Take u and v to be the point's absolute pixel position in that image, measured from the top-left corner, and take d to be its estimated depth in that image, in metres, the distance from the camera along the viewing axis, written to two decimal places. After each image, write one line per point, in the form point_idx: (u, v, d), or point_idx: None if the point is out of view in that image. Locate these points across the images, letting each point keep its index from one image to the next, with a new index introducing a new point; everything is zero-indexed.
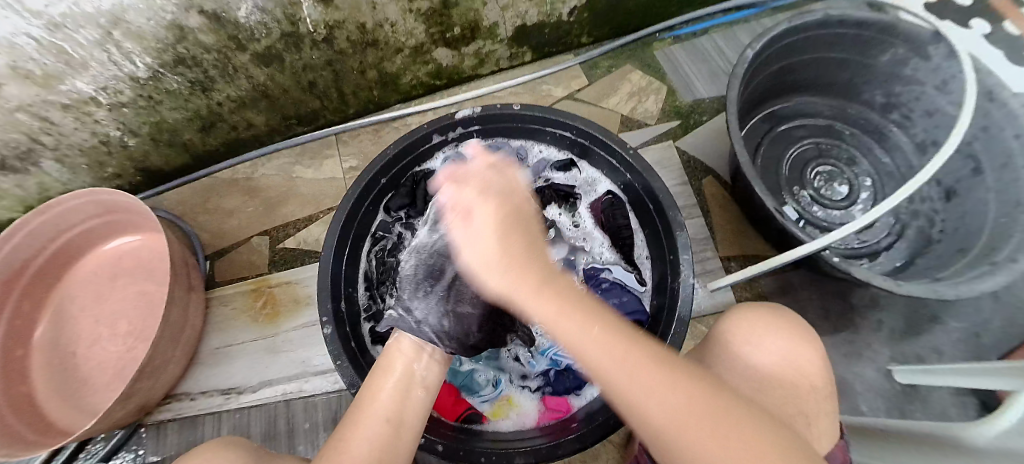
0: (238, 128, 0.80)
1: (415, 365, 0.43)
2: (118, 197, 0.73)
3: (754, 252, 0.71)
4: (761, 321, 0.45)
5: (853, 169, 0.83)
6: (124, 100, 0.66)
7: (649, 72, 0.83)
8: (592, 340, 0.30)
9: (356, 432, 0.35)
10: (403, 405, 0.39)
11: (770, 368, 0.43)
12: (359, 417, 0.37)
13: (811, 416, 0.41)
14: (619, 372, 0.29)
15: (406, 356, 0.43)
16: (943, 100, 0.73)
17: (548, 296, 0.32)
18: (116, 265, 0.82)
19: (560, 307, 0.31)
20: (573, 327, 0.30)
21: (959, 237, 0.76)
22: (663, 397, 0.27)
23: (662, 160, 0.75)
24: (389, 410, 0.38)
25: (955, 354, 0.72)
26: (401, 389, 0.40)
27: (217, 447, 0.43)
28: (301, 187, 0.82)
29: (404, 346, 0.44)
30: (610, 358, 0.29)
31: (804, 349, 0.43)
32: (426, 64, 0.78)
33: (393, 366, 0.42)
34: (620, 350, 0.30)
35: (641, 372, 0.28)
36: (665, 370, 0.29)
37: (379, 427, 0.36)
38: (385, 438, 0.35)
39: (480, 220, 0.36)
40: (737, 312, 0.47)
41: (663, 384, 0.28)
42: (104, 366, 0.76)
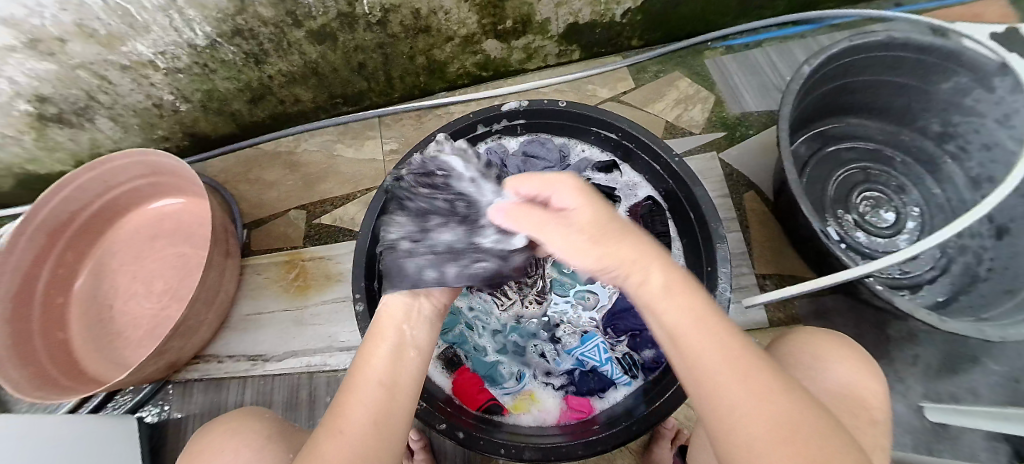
0: (285, 103, 0.82)
1: (415, 327, 0.39)
2: (166, 159, 0.76)
3: (792, 272, 0.69)
4: (822, 347, 0.45)
5: (901, 197, 0.80)
6: (180, 66, 0.68)
7: (698, 80, 0.81)
8: (697, 319, 0.30)
9: (350, 398, 0.33)
10: (397, 367, 0.35)
11: (837, 390, 0.41)
12: (352, 382, 0.34)
13: (875, 449, 0.38)
14: (714, 369, 0.27)
15: (402, 316, 0.39)
16: (1004, 133, 0.70)
17: (654, 278, 0.32)
18: (157, 225, 0.85)
19: (664, 295, 0.31)
20: (683, 313, 0.30)
21: (1008, 277, 0.73)
22: (757, 399, 0.26)
23: (704, 171, 0.74)
24: (384, 374, 0.34)
25: (993, 398, 0.69)
26: (397, 351, 0.36)
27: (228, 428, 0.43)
28: (341, 165, 0.83)
29: (397, 312, 0.40)
30: (711, 352, 0.28)
31: (866, 379, 0.42)
32: (474, 54, 0.78)
33: (386, 329, 0.38)
34: (726, 345, 0.29)
35: (735, 370, 0.27)
36: (767, 376, 0.27)
37: (376, 391, 0.33)
38: (383, 406, 0.32)
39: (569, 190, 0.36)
40: (801, 335, 0.47)
41: (764, 386, 0.27)
42: (138, 321, 0.79)
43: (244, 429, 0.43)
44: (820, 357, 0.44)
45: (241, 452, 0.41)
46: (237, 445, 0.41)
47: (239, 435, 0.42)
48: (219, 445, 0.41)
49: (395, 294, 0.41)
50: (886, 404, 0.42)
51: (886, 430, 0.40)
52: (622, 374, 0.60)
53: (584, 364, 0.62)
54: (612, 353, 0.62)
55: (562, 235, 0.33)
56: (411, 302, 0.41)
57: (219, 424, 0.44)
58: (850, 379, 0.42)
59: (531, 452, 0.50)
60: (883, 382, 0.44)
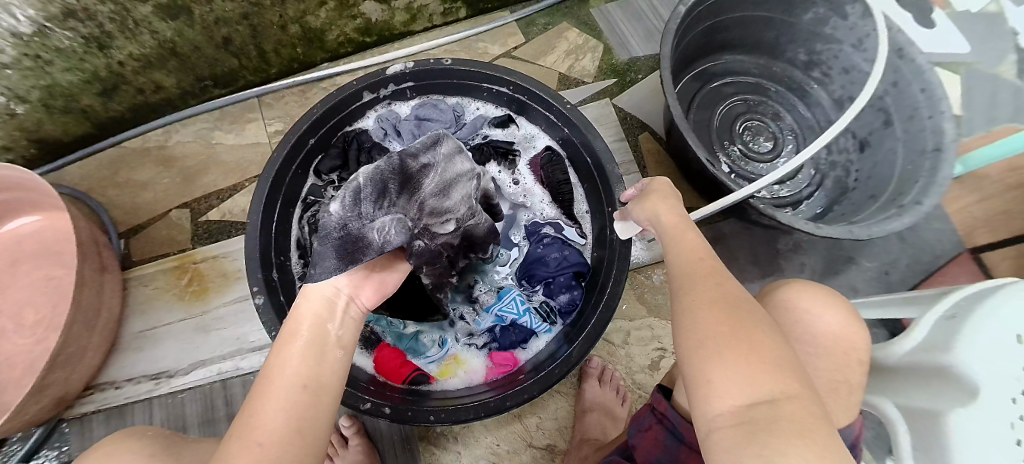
0: (146, 91, 0.72)
1: (328, 324, 0.37)
2: (7, 172, 0.65)
3: (687, 203, 0.74)
4: (815, 295, 0.44)
5: (778, 124, 0.87)
6: (5, 60, 0.56)
7: (586, 29, 0.82)
8: (681, 245, 0.35)
9: (266, 399, 0.30)
10: (319, 366, 0.34)
11: (827, 334, 0.43)
12: (265, 386, 0.31)
13: (852, 386, 0.42)
14: (696, 296, 0.30)
15: (314, 318, 0.37)
16: (858, 57, 0.77)
17: (675, 221, 0.38)
18: (14, 250, 0.74)
19: (678, 228, 0.37)
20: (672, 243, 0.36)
21: (870, 185, 0.82)
22: (712, 291, 0.30)
23: (600, 117, 0.76)
24: (303, 373, 0.32)
25: (867, 291, 0.80)
26: (314, 348, 0.34)
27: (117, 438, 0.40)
28: (223, 154, 0.77)
29: (314, 307, 0.38)
30: (692, 261, 0.33)
31: (851, 326, 0.44)
32: (353, 19, 0.73)
33: (299, 328, 0.36)
34: (699, 258, 0.33)
35: (705, 281, 0.30)
36: (731, 283, 0.31)
37: (294, 393, 0.31)
38: (302, 405, 0.30)
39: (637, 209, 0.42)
40: (805, 283, 0.46)
41: (715, 283, 0.30)
42: (12, 361, 0.69)
43: (123, 451, 0.38)
44: (822, 303, 0.43)
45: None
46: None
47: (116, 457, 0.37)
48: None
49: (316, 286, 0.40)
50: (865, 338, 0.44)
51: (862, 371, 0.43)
52: (541, 322, 0.61)
53: (503, 319, 0.62)
54: (530, 304, 0.62)
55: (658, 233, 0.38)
56: (329, 298, 0.39)
57: (97, 448, 0.39)
58: (838, 324, 0.43)
59: (467, 413, 0.50)
60: (864, 327, 0.45)
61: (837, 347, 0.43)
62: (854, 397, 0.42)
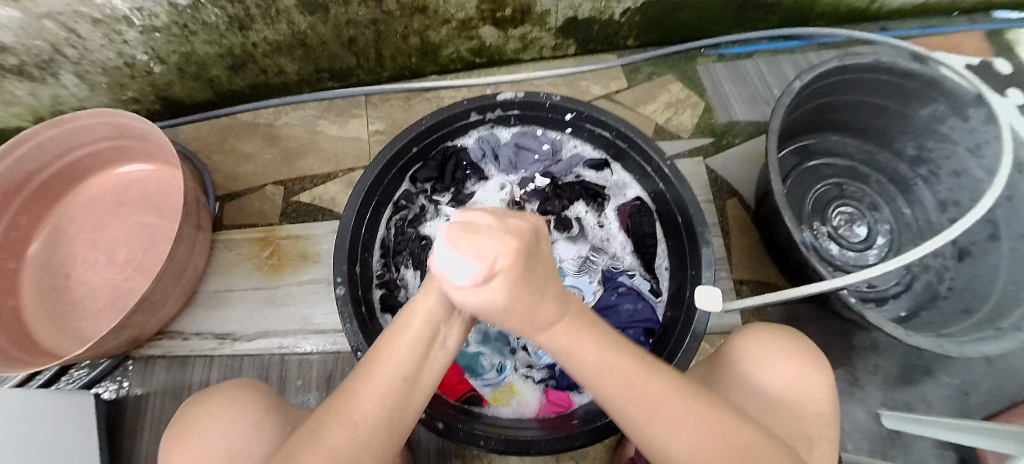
0: (268, 73, 0.78)
1: (445, 327, 0.36)
2: (135, 122, 0.71)
3: (766, 279, 0.71)
4: (762, 351, 0.47)
5: (874, 214, 0.83)
6: (158, 24, 0.64)
7: (689, 85, 0.83)
8: (607, 376, 0.32)
9: (367, 386, 0.31)
10: (422, 365, 0.34)
11: (784, 387, 0.45)
12: (370, 371, 0.32)
13: (813, 440, 0.43)
14: (648, 417, 0.31)
15: (431, 312, 0.35)
16: (973, 162, 0.74)
17: (562, 332, 0.33)
18: (122, 193, 0.80)
19: (576, 341, 0.33)
20: (590, 367, 0.32)
21: (965, 297, 0.77)
22: (687, 434, 0.30)
23: (691, 175, 0.75)
24: (406, 367, 0.33)
25: (942, 409, 0.73)
26: (422, 347, 0.34)
27: (233, 390, 0.44)
28: (324, 142, 0.81)
29: (433, 302, 0.35)
30: (623, 386, 0.32)
31: (812, 375, 0.46)
32: (470, 40, 0.77)
33: (412, 321, 0.35)
34: (625, 375, 0.32)
35: (664, 422, 0.30)
36: (687, 408, 0.31)
37: (394, 384, 0.32)
38: (396, 397, 0.31)
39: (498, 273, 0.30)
40: (744, 338, 0.49)
41: (680, 412, 0.31)
42: (97, 292, 0.74)
43: (245, 399, 0.43)
44: (765, 357, 0.47)
45: (238, 422, 0.41)
46: (233, 415, 0.41)
47: (238, 404, 0.42)
48: (215, 412, 0.41)
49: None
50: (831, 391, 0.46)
51: (827, 423, 0.44)
52: None
53: None
54: None
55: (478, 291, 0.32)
56: (448, 302, 0.36)
57: (222, 387, 0.44)
58: (793, 373, 0.45)
59: (495, 443, 0.49)
60: (828, 372, 0.47)
61: (795, 397, 0.45)
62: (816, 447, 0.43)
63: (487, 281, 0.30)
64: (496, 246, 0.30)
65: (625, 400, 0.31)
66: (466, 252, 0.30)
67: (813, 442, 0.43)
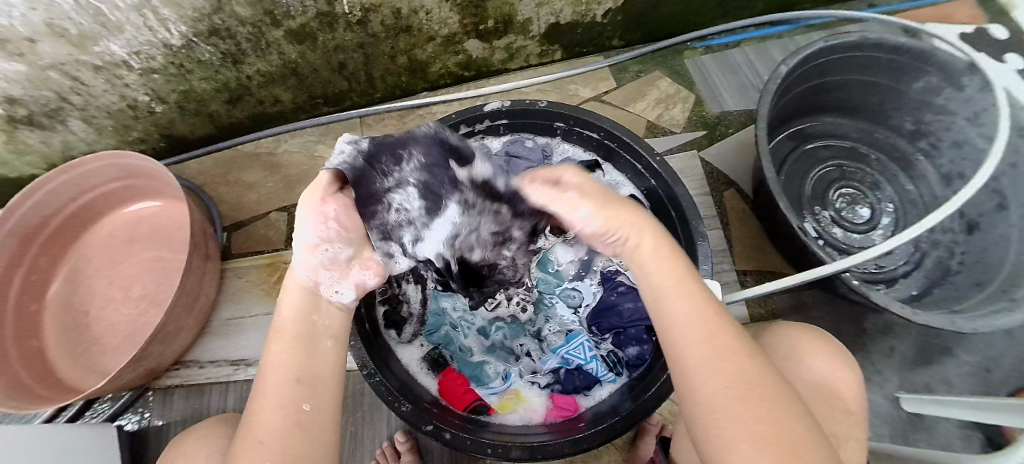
0: (264, 103, 0.80)
1: (315, 317, 0.38)
2: (140, 160, 0.74)
3: (770, 268, 0.71)
4: (802, 341, 0.47)
5: (876, 193, 0.83)
6: (155, 66, 0.66)
7: (679, 80, 0.83)
8: (679, 298, 0.34)
9: (261, 402, 0.32)
10: (314, 361, 0.35)
11: (822, 380, 0.44)
12: (263, 388, 0.33)
13: (841, 440, 0.41)
14: (699, 339, 0.31)
15: (296, 310, 0.38)
16: (973, 131, 0.73)
17: (662, 256, 0.37)
18: (133, 230, 0.83)
19: (668, 269, 0.36)
20: (666, 285, 0.35)
21: (978, 270, 0.75)
22: (722, 364, 0.30)
23: (685, 169, 0.76)
24: (290, 369, 0.34)
25: (964, 388, 0.72)
26: (301, 344, 0.36)
27: (207, 430, 0.44)
28: (323, 166, 0.83)
29: (291, 303, 0.38)
30: (692, 316, 0.33)
31: (842, 375, 0.45)
32: (456, 54, 0.78)
33: (287, 329, 0.36)
34: (703, 311, 0.33)
35: (719, 354, 0.30)
36: (742, 347, 0.31)
37: (291, 388, 0.33)
38: (299, 398, 0.33)
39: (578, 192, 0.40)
40: (784, 329, 0.49)
41: (727, 348, 0.31)
42: (115, 328, 0.77)
43: (218, 435, 0.43)
44: (799, 350, 0.46)
45: (213, 457, 0.41)
46: (208, 451, 0.41)
47: (212, 440, 0.43)
48: (193, 453, 0.42)
49: (292, 271, 0.39)
50: (859, 394, 0.45)
51: (850, 423, 0.43)
52: (607, 371, 0.60)
53: (569, 362, 0.62)
54: (597, 351, 0.62)
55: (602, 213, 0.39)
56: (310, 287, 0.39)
57: (199, 431, 0.45)
58: (826, 372, 0.45)
59: (517, 451, 0.50)
60: (857, 372, 0.47)
61: (826, 394, 0.44)
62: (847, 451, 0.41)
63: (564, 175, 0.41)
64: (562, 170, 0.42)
65: (680, 335, 0.32)
66: (537, 179, 0.42)
67: (842, 438, 0.41)
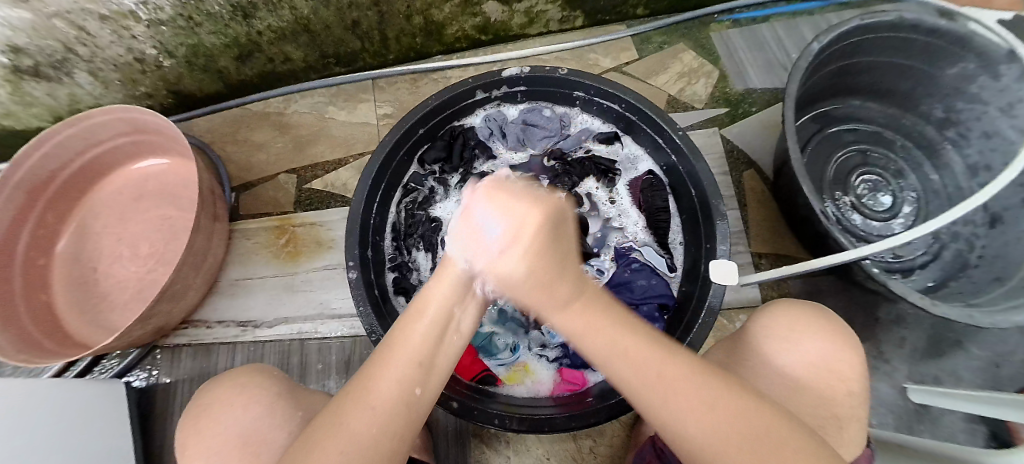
0: (274, 61, 0.78)
1: (456, 309, 0.34)
2: (148, 116, 0.72)
3: (787, 253, 0.69)
4: (804, 321, 0.45)
5: (899, 181, 0.81)
6: (163, 17, 0.64)
7: (703, 53, 0.80)
8: (626, 356, 0.30)
9: (385, 370, 0.31)
10: (438, 350, 0.33)
11: (820, 366, 0.43)
12: (384, 354, 0.32)
13: (842, 421, 0.41)
14: (659, 398, 0.29)
15: (445, 297, 0.34)
16: (1005, 122, 0.69)
17: (578, 313, 0.32)
18: (141, 187, 0.82)
19: (591, 323, 0.31)
20: (605, 354, 0.31)
21: (997, 265, 0.74)
22: (712, 424, 0.28)
23: (706, 146, 0.73)
24: (420, 352, 0.32)
25: (973, 382, 0.71)
26: (435, 334, 0.33)
27: (241, 376, 0.44)
28: (333, 128, 0.81)
29: (441, 287, 0.34)
30: (645, 378, 0.29)
31: (849, 353, 0.43)
32: (474, 16, 0.75)
33: (425, 308, 0.33)
34: (653, 365, 0.30)
35: (701, 413, 0.28)
36: (712, 397, 0.28)
37: (410, 369, 0.31)
38: (413, 383, 0.31)
39: (518, 244, 0.30)
40: (781, 307, 0.47)
41: (701, 403, 0.28)
42: (123, 285, 0.77)
43: (251, 383, 0.43)
44: (802, 330, 0.44)
45: (249, 408, 0.42)
46: (247, 402, 0.42)
47: (246, 389, 0.43)
48: (230, 400, 0.42)
49: (451, 256, 0.34)
50: (864, 372, 0.43)
51: (858, 402, 0.42)
52: None
53: None
54: None
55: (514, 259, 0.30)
56: (465, 279, 0.34)
57: (228, 376, 0.45)
58: (829, 354, 0.43)
59: (517, 422, 0.49)
60: (859, 348, 0.44)
61: (829, 376, 0.42)
62: (847, 433, 0.41)
63: (510, 246, 0.30)
64: (526, 214, 0.31)
65: (641, 388, 0.29)
66: (495, 211, 0.31)
67: (842, 419, 0.41)
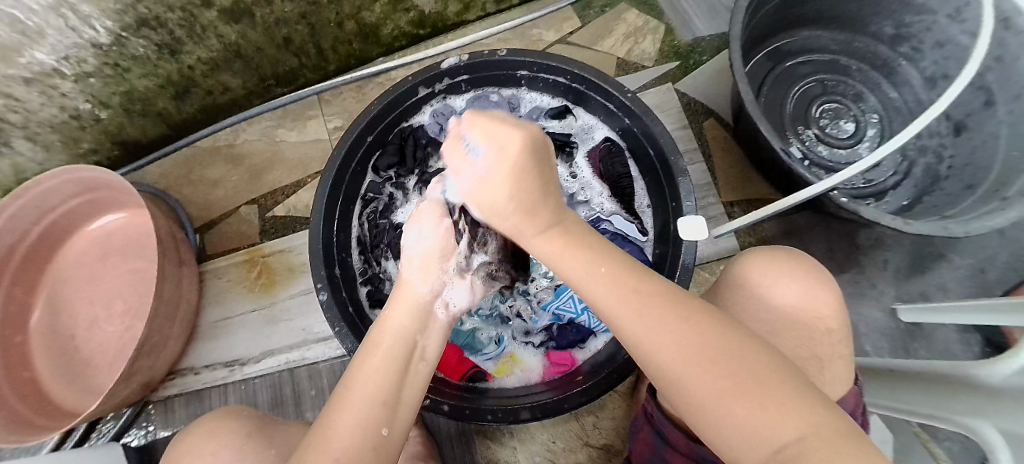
0: (214, 93, 0.76)
1: (419, 337, 0.36)
2: (98, 173, 0.71)
3: (757, 196, 0.69)
4: (770, 266, 0.44)
5: (860, 105, 0.80)
6: (89, 69, 0.62)
7: (645, 10, 0.79)
8: (603, 275, 0.30)
9: (346, 411, 0.30)
10: (402, 383, 0.33)
11: (788, 308, 0.42)
12: (343, 396, 0.31)
13: (822, 360, 0.41)
14: (631, 315, 0.29)
15: (402, 326, 0.35)
16: (955, 28, 0.69)
17: (557, 238, 0.32)
18: (104, 245, 0.80)
19: (568, 247, 0.32)
20: (583, 276, 0.31)
21: (968, 173, 0.74)
22: (673, 338, 0.27)
23: (661, 104, 0.73)
24: (381, 389, 0.31)
25: (960, 292, 0.72)
26: (396, 365, 0.33)
27: (208, 424, 0.43)
28: (287, 151, 0.80)
29: (397, 320, 0.35)
30: (620, 294, 0.29)
31: (814, 292, 0.42)
32: (407, 12, 0.74)
33: (383, 339, 0.34)
34: (629, 283, 0.30)
35: (669, 324, 0.27)
36: (674, 307, 0.28)
37: (375, 407, 0.30)
38: (379, 420, 0.30)
39: (505, 156, 0.30)
40: (748, 255, 0.46)
41: (668, 314, 0.28)
42: (106, 346, 0.75)
43: (219, 429, 0.43)
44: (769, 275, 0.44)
45: (220, 453, 0.41)
46: (217, 447, 0.41)
47: (215, 435, 0.42)
48: (196, 449, 0.41)
49: (408, 281, 0.38)
50: (841, 310, 0.43)
51: (838, 340, 0.42)
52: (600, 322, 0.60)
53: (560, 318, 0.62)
54: None
55: (497, 173, 0.31)
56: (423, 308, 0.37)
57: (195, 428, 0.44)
58: (799, 295, 0.42)
59: (525, 412, 0.49)
60: (833, 284, 0.44)
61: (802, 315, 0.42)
62: (829, 371, 0.40)
63: (496, 165, 0.31)
64: (507, 137, 0.30)
65: (614, 304, 0.29)
66: (478, 135, 0.31)
67: (824, 359, 0.41)
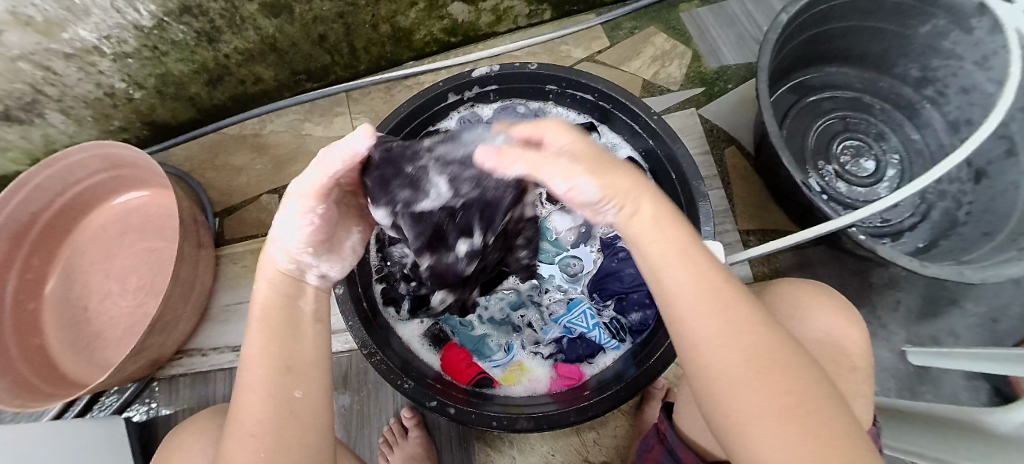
0: (246, 83, 0.78)
1: (300, 302, 0.37)
2: (124, 150, 0.72)
3: (773, 226, 0.69)
4: (804, 296, 0.44)
5: (881, 145, 0.81)
6: (127, 50, 0.63)
7: (675, 35, 0.80)
8: (688, 275, 0.30)
9: (246, 396, 0.31)
10: (298, 348, 0.34)
11: (817, 340, 0.42)
12: (245, 380, 0.32)
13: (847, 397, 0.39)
14: (710, 312, 0.28)
15: (277, 303, 0.35)
16: (981, 76, 0.69)
17: (666, 243, 0.32)
18: (124, 222, 0.82)
19: (670, 250, 0.32)
20: (669, 264, 0.31)
21: (986, 220, 0.73)
22: (741, 350, 0.27)
23: (683, 128, 0.73)
24: (275, 358, 0.32)
25: (970, 339, 0.71)
26: (281, 331, 0.34)
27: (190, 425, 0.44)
28: (311, 145, 0.81)
29: (272, 293, 0.35)
30: (706, 295, 0.29)
31: (843, 330, 0.43)
32: (440, 19, 0.75)
33: (261, 319, 0.34)
34: (715, 293, 0.29)
35: (745, 339, 0.27)
36: (760, 330, 0.28)
37: (274, 380, 0.31)
38: (280, 388, 0.31)
39: (660, 240, 0.32)
40: (781, 285, 0.47)
41: (748, 333, 0.27)
42: (117, 321, 0.76)
43: (201, 429, 0.43)
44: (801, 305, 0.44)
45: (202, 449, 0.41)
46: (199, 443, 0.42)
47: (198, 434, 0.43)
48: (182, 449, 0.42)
49: (268, 254, 0.37)
50: (861, 349, 0.43)
51: (857, 379, 0.41)
52: (609, 338, 0.60)
53: (571, 332, 0.62)
54: (599, 319, 0.63)
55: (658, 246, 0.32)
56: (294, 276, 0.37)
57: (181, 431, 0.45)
58: (828, 329, 0.42)
59: (525, 421, 0.49)
60: (859, 324, 0.44)
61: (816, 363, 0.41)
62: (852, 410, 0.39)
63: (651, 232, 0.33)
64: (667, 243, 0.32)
65: (692, 301, 0.29)
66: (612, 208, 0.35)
67: (847, 396, 0.40)
